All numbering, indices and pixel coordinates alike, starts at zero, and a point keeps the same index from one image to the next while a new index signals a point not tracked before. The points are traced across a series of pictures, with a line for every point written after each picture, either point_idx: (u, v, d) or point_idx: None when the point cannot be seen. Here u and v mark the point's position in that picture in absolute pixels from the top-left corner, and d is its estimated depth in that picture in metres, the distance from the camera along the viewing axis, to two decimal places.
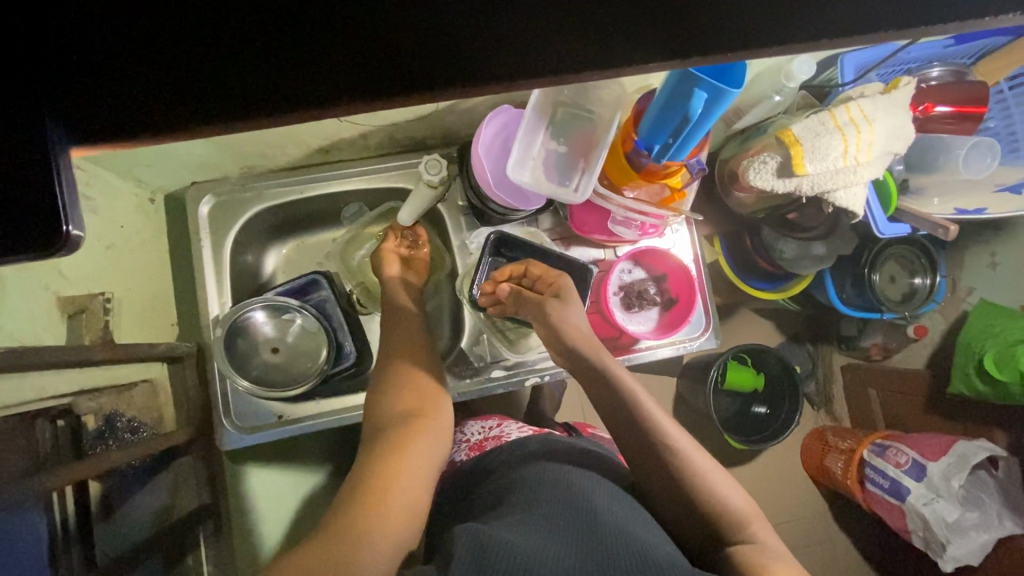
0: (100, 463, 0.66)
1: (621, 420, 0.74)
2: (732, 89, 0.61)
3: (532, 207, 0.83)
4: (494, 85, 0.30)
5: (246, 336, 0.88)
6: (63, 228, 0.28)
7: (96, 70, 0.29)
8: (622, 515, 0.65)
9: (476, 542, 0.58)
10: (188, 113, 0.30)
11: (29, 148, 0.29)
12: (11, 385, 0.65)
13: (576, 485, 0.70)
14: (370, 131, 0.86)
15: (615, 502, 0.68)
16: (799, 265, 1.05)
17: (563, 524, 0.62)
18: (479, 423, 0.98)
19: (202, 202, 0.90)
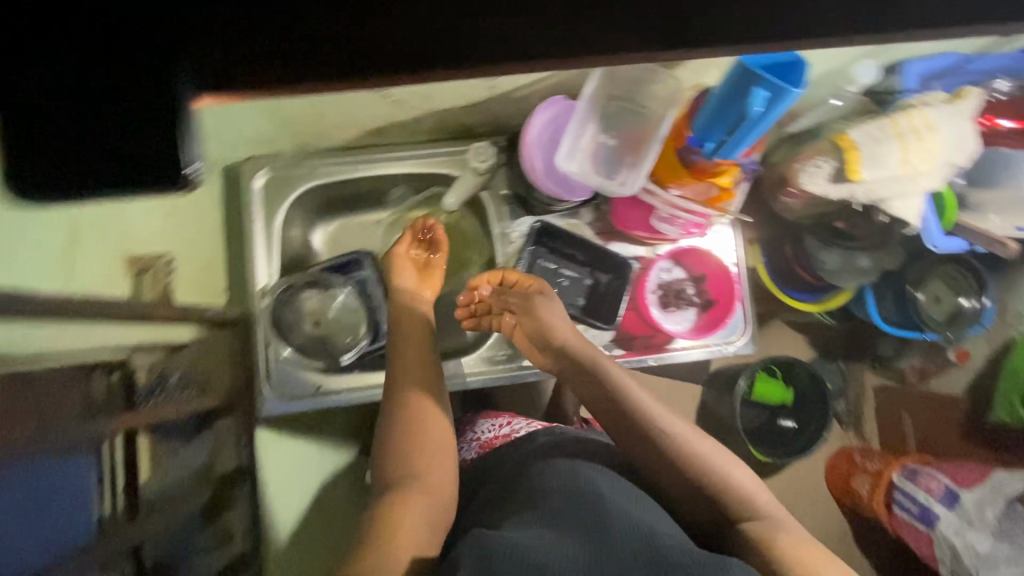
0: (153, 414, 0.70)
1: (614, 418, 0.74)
2: (793, 88, 0.60)
3: (577, 198, 0.84)
4: (645, 54, 0.27)
5: (293, 306, 0.91)
6: (183, 169, 0.25)
7: (255, 23, 0.25)
8: (627, 501, 0.66)
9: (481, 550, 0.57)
10: (336, 65, 0.26)
11: (156, 99, 0.25)
12: (76, 334, 0.70)
13: (576, 471, 0.71)
14: (423, 114, 0.87)
15: (618, 488, 0.68)
16: (839, 276, 1.02)
17: (566, 511, 0.63)
18: (490, 421, 0.96)
19: (257, 175, 0.93)
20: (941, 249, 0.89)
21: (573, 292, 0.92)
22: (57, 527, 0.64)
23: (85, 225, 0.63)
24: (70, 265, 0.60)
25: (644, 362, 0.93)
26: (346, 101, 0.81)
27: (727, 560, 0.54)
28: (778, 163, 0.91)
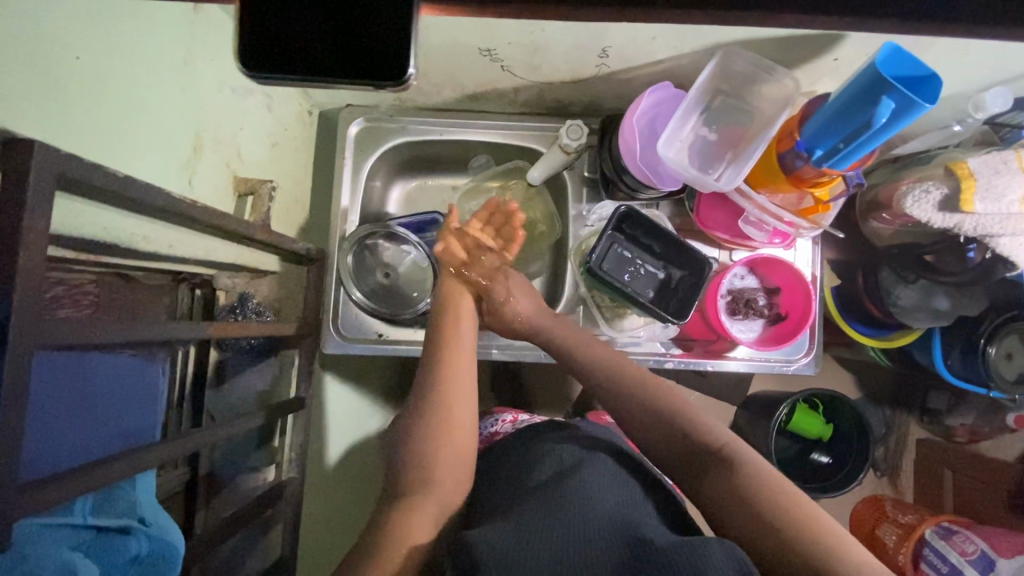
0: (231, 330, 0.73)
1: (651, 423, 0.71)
2: (926, 102, 0.58)
3: (667, 188, 0.83)
4: None
5: (369, 255, 0.94)
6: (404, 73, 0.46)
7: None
8: (614, 495, 0.62)
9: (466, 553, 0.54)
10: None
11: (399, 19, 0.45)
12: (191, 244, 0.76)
13: (566, 460, 0.68)
14: (523, 86, 0.88)
15: (604, 480, 0.64)
16: (913, 317, 0.98)
17: (548, 505, 0.59)
18: (494, 417, 0.98)
19: (353, 123, 0.96)
20: None
21: (643, 283, 0.89)
22: (134, 417, 0.70)
23: (204, 138, 0.65)
24: (190, 175, 0.64)
25: (701, 366, 0.95)
26: (454, 61, 0.82)
27: (705, 541, 0.50)
28: (875, 185, 0.89)
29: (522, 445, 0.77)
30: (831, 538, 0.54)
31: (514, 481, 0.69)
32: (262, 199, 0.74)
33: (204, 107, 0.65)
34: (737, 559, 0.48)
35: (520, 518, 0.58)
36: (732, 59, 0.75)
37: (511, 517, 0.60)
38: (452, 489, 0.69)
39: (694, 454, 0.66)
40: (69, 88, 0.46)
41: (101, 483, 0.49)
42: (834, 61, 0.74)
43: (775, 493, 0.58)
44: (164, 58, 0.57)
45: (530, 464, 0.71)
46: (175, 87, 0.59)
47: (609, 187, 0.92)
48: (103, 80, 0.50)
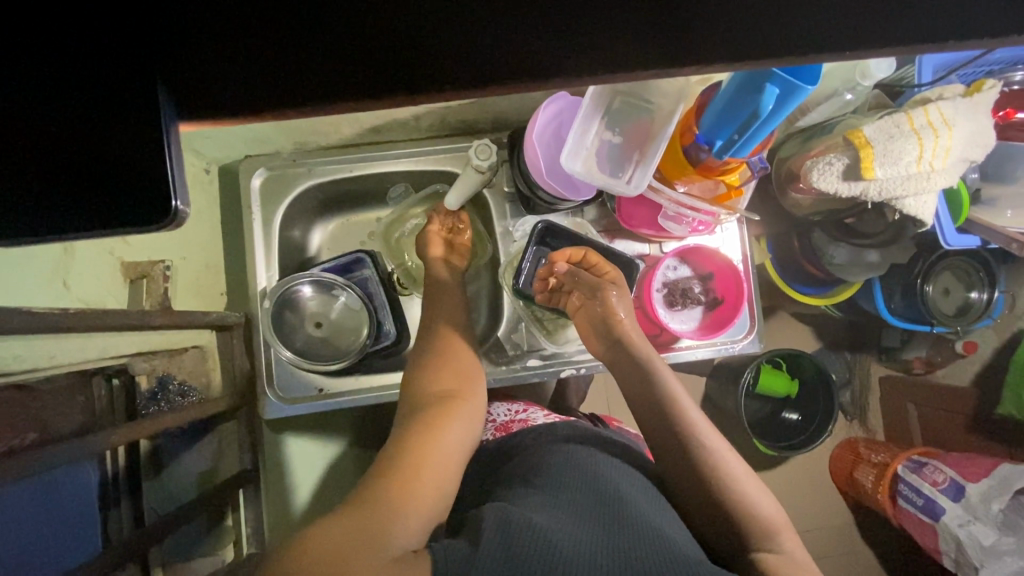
0: (152, 423, 0.69)
1: (663, 420, 0.74)
2: (806, 85, 0.58)
3: (582, 196, 0.82)
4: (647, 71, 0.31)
5: (294, 309, 0.90)
6: (171, 203, 0.30)
7: (188, 79, 0.31)
8: (639, 494, 0.66)
9: (506, 522, 0.55)
10: (258, 101, 0.31)
11: (92, 119, 0.30)
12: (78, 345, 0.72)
13: (590, 463, 0.70)
14: (423, 112, 0.85)
15: (636, 488, 0.67)
16: (848, 271, 1.01)
17: (588, 513, 0.61)
18: (505, 406, 0.98)
19: (254, 174, 0.91)
20: (954, 247, 0.83)
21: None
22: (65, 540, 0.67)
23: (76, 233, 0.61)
24: (64, 274, 0.59)
25: None
26: None
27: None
28: (788, 158, 0.89)
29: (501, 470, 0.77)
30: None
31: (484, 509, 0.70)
32: (156, 281, 0.70)
33: None
34: None
35: (562, 513, 0.60)
36: None
37: (544, 504, 0.61)
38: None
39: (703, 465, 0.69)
40: None
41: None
42: None
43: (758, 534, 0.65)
44: None
45: (535, 466, 0.71)
46: None
47: (529, 203, 0.90)
48: None
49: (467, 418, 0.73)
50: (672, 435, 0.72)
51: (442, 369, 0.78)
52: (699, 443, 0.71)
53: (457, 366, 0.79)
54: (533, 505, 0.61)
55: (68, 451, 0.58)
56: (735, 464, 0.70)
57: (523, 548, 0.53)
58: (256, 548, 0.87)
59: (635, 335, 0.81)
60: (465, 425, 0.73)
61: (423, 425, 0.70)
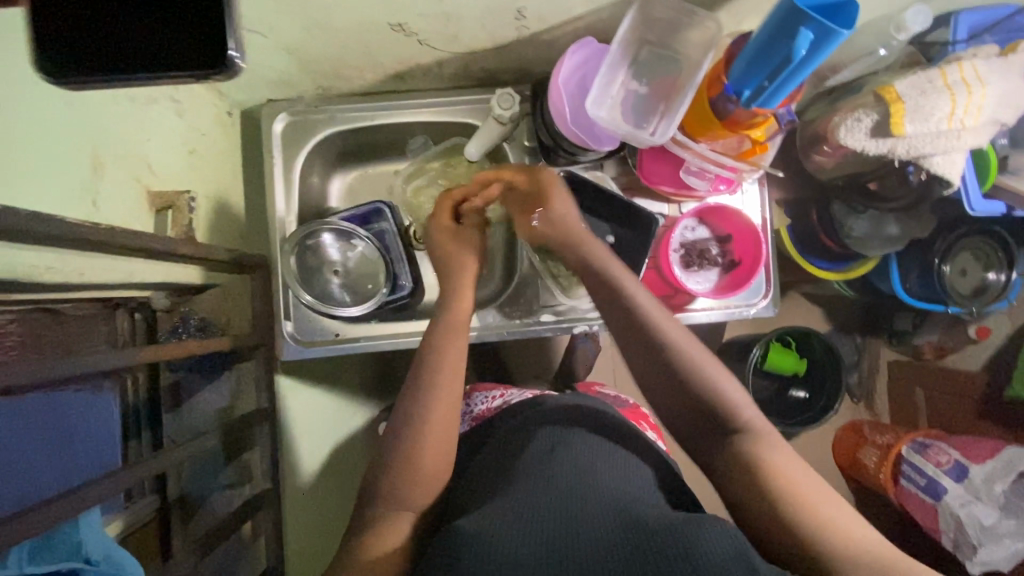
0: (173, 349, 0.70)
1: (659, 384, 0.70)
2: (841, 29, 0.57)
3: (604, 148, 0.81)
4: None
5: (314, 253, 0.91)
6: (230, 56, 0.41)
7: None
8: (611, 469, 0.64)
9: (449, 544, 0.54)
10: None
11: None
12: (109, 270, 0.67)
13: (560, 434, 0.69)
14: (447, 60, 0.84)
15: (597, 455, 0.66)
16: (869, 244, 1.01)
17: (541, 497, 0.58)
18: (485, 394, 0.99)
19: (277, 119, 0.92)
20: (979, 213, 0.82)
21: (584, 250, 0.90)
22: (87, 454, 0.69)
23: (104, 156, 0.61)
24: (93, 197, 0.60)
25: None
26: (369, 42, 0.77)
27: (705, 523, 0.51)
28: (813, 119, 0.88)
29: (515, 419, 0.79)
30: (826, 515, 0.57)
31: (500, 454, 0.71)
32: (181, 211, 0.71)
33: (102, 123, 0.61)
34: (735, 545, 0.49)
35: (524, 490, 0.59)
36: (652, 6, 0.72)
37: (500, 497, 0.60)
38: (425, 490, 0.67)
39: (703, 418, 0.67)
40: None
41: (48, 527, 0.45)
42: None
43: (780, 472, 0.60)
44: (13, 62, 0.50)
45: (522, 437, 0.72)
46: (59, 105, 0.55)
47: (550, 155, 0.90)
48: None
49: (449, 402, 0.70)
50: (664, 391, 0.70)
51: (418, 366, 0.73)
52: (675, 355, 0.69)
53: (460, 337, 0.76)
54: (490, 506, 0.59)
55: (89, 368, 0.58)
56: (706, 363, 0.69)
57: (461, 551, 0.52)
58: (268, 485, 0.89)
59: (624, 276, 0.75)
60: (450, 424, 0.70)
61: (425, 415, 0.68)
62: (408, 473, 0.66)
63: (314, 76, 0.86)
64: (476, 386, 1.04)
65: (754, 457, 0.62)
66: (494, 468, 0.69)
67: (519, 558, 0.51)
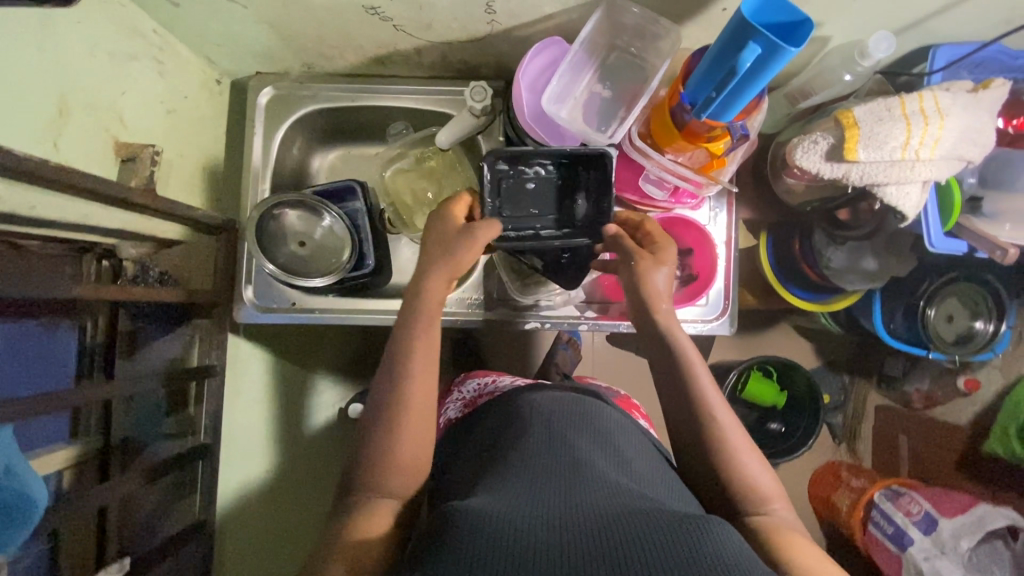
0: (119, 293, 0.72)
1: (682, 420, 0.70)
2: (786, 45, 0.58)
3: (566, 148, 0.83)
4: None
5: (278, 222, 0.93)
6: None
7: None
8: (608, 464, 0.64)
9: (455, 520, 0.53)
10: None
11: None
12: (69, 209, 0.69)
13: (564, 420, 0.70)
14: (424, 48, 0.87)
15: (595, 449, 0.66)
16: (846, 277, 1.03)
17: (550, 489, 0.58)
18: (476, 381, 1.02)
19: (262, 91, 0.95)
20: (939, 250, 0.80)
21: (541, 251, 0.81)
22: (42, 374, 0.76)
23: (72, 101, 0.65)
24: (54, 138, 0.63)
25: (617, 327, 0.96)
26: (346, 24, 0.80)
27: (713, 524, 0.52)
28: (786, 141, 0.88)
29: (483, 417, 0.81)
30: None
31: (490, 442, 0.72)
32: (143, 163, 0.73)
33: (73, 70, 0.65)
34: (737, 552, 0.50)
35: (530, 481, 0.60)
36: (619, 12, 0.73)
37: (494, 483, 0.61)
38: (411, 470, 0.68)
39: (718, 465, 0.67)
40: None
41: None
42: (724, 12, 0.74)
43: (790, 540, 0.61)
44: None
45: (518, 419, 0.72)
46: (26, 47, 0.58)
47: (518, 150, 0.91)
48: None
49: (427, 383, 0.70)
50: (685, 428, 0.70)
51: (407, 328, 0.72)
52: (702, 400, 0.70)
53: (435, 313, 0.72)
54: (496, 493, 0.58)
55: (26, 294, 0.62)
56: (739, 435, 0.69)
57: (465, 529, 0.51)
58: (209, 439, 0.91)
59: (692, 356, 0.72)
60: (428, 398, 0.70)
61: (388, 389, 0.69)
62: (391, 446, 0.67)
63: (298, 53, 0.89)
64: (470, 376, 1.07)
65: (773, 527, 0.63)
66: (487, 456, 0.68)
67: (532, 541, 0.50)
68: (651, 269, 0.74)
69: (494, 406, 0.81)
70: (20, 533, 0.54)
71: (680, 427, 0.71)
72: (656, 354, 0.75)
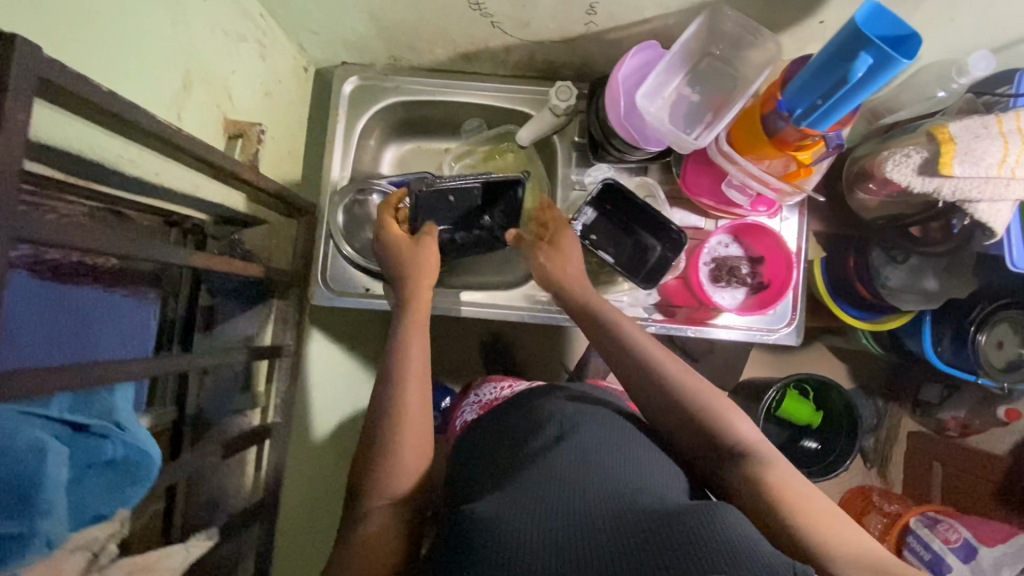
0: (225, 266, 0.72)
1: (661, 400, 0.72)
2: (902, 56, 0.59)
3: (651, 149, 0.85)
4: None
5: (362, 209, 0.96)
6: None
7: None
8: (610, 458, 0.63)
9: (459, 530, 0.55)
10: None
11: None
12: (180, 180, 0.70)
13: (574, 424, 0.69)
14: (514, 47, 0.88)
15: (603, 447, 0.64)
16: (903, 298, 1.00)
17: (551, 484, 0.58)
18: (492, 386, 1.03)
19: (347, 81, 0.98)
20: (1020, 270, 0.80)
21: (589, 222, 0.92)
22: (123, 340, 0.70)
23: (195, 76, 0.67)
24: (179, 111, 0.65)
25: (683, 332, 0.96)
26: (445, 18, 0.82)
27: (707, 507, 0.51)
28: (864, 155, 0.89)
29: (500, 419, 0.80)
30: (824, 530, 0.57)
31: (510, 444, 0.72)
32: (250, 140, 0.75)
33: (197, 45, 0.67)
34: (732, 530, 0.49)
35: (539, 485, 0.58)
36: (720, 19, 0.75)
37: (503, 490, 0.60)
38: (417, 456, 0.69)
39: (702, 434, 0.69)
40: (72, 12, 0.49)
41: (85, 386, 0.49)
42: (821, 24, 0.75)
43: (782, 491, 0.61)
44: None
45: (535, 426, 0.72)
46: (165, 21, 0.61)
47: (598, 149, 0.92)
48: (107, 16, 0.53)
49: (421, 381, 0.74)
50: (668, 407, 0.72)
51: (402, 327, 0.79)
52: (672, 379, 0.73)
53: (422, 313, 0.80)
54: (498, 495, 0.59)
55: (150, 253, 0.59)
56: (712, 400, 0.71)
57: (473, 539, 0.52)
58: (278, 419, 0.95)
59: (655, 351, 0.76)
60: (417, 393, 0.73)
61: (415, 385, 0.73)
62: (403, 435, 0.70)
63: (389, 45, 0.91)
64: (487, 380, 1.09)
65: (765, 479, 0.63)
66: (501, 462, 0.69)
67: (527, 539, 0.50)
68: (555, 255, 0.86)
69: (515, 408, 0.80)
70: (138, 493, 0.53)
71: (672, 406, 0.72)
72: (618, 349, 0.78)
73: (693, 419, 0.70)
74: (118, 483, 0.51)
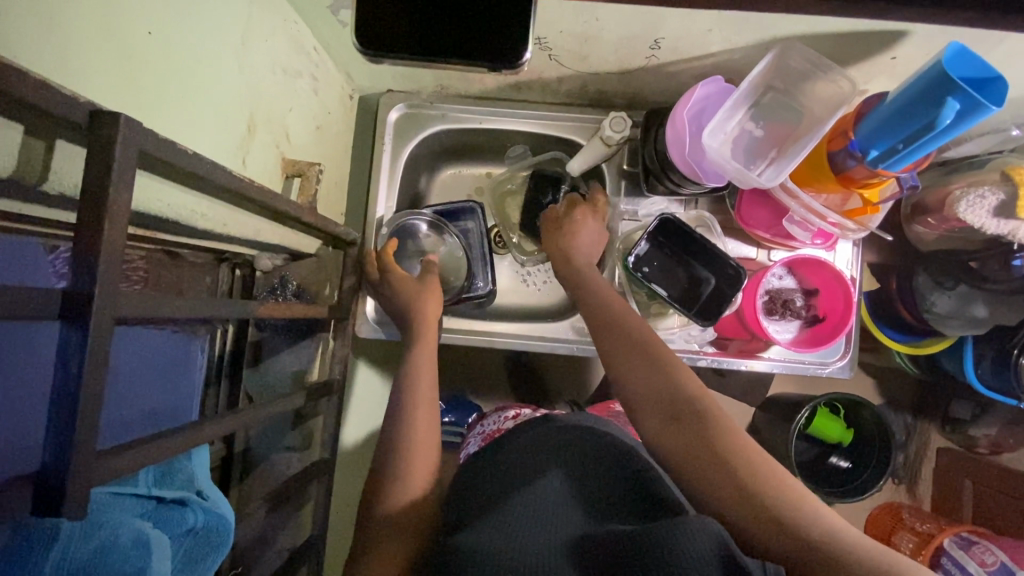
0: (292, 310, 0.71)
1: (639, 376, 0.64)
2: (992, 104, 0.57)
3: (711, 184, 0.83)
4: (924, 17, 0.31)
5: (410, 239, 0.94)
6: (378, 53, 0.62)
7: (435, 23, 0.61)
8: (604, 486, 0.56)
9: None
10: None
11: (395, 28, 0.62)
12: (246, 227, 0.70)
13: (567, 448, 0.61)
14: (568, 77, 0.87)
15: (591, 476, 0.57)
16: (947, 324, 0.97)
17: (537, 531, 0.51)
18: (498, 414, 0.98)
19: (393, 109, 0.96)
20: None
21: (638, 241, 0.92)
22: (169, 393, 0.66)
23: (258, 120, 0.66)
24: (242, 155, 0.64)
25: (736, 365, 0.94)
26: None
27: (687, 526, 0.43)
28: (925, 187, 0.87)
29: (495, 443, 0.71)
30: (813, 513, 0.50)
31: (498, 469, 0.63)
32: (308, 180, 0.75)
33: (261, 89, 0.66)
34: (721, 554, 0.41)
35: (506, 527, 0.52)
36: (787, 56, 0.73)
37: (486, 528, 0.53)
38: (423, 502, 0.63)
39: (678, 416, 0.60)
40: (155, 71, 0.49)
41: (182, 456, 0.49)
42: (892, 60, 0.73)
43: (768, 474, 0.53)
44: (218, 30, 0.56)
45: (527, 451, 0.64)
46: (236, 69, 0.60)
47: (650, 180, 0.90)
48: (186, 73, 0.52)
49: (429, 418, 0.71)
50: (645, 384, 0.63)
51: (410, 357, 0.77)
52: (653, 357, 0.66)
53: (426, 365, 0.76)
54: (479, 536, 0.52)
55: (228, 310, 0.56)
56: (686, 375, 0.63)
57: None
58: (328, 455, 0.91)
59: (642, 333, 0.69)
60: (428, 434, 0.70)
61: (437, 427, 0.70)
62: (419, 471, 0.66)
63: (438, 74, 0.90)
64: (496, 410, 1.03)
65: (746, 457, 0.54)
66: (488, 487, 0.61)
67: None
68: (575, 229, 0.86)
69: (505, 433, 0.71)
70: (215, 561, 0.51)
71: (649, 378, 0.63)
72: (607, 336, 0.70)
73: (669, 394, 0.61)
74: (195, 556, 0.49)
